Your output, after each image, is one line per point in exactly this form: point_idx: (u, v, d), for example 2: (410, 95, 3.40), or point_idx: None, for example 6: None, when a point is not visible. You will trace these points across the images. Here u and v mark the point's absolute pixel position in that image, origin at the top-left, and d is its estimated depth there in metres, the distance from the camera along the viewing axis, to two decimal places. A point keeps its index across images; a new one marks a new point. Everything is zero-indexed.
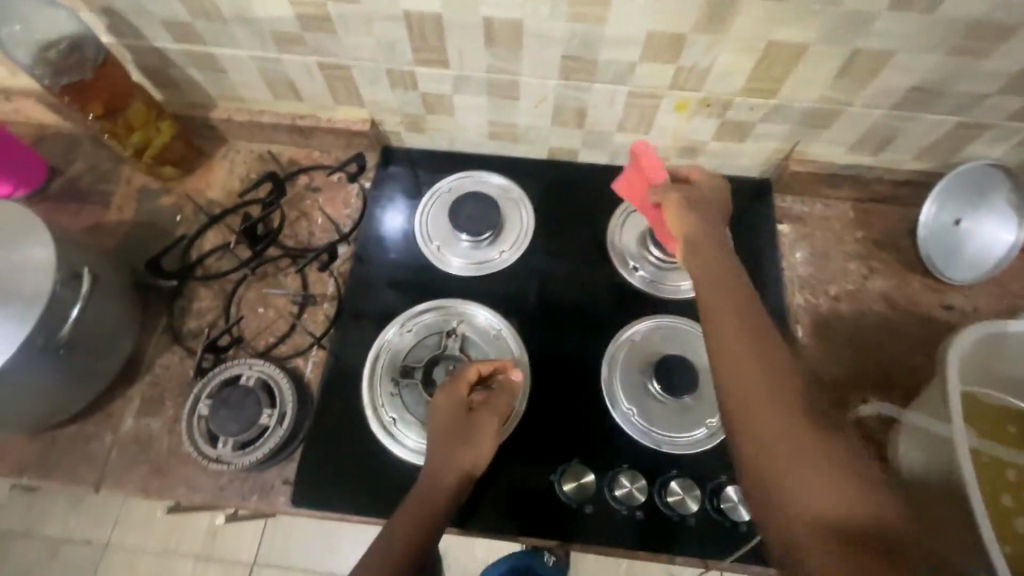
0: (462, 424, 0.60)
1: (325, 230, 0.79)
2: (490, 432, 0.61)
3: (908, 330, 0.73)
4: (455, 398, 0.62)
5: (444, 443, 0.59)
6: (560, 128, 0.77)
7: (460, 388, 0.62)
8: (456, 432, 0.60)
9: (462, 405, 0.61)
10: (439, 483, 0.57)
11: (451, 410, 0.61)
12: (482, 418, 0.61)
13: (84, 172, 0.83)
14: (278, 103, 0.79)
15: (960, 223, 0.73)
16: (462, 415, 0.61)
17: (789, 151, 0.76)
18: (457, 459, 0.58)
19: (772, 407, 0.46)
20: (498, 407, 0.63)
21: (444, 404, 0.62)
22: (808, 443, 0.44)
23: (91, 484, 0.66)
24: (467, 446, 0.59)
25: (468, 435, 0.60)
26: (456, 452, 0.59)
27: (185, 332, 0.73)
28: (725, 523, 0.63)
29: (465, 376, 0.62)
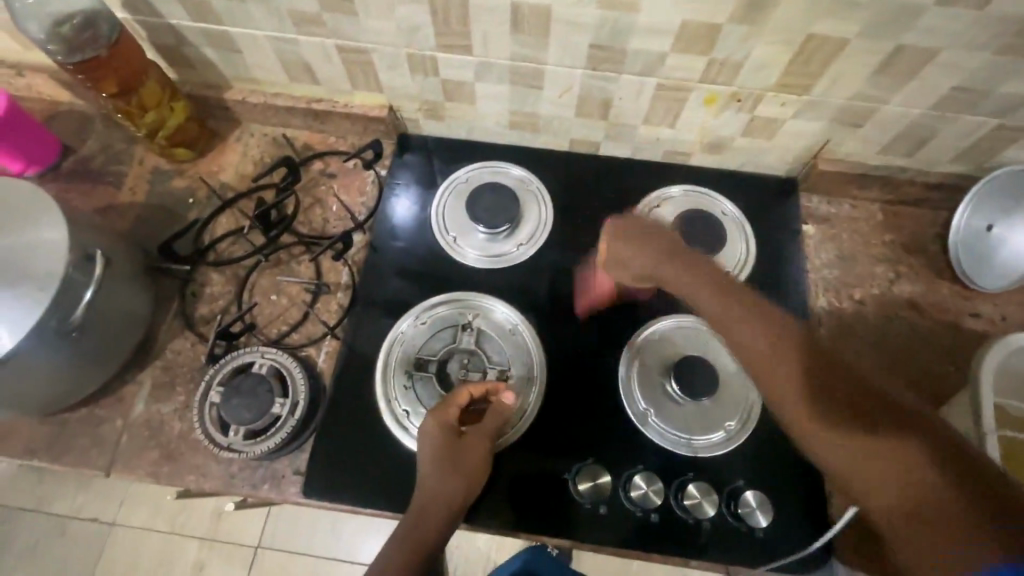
0: (453, 450, 0.60)
1: (340, 218, 0.78)
2: (478, 456, 0.61)
3: (934, 337, 0.71)
4: (444, 424, 0.60)
5: (433, 470, 0.59)
6: (583, 120, 0.74)
7: (449, 413, 0.61)
8: (446, 457, 0.59)
9: (451, 430, 0.60)
10: (432, 509, 0.57)
11: (440, 436, 0.60)
12: (472, 442, 0.61)
13: (96, 152, 0.82)
14: (294, 86, 0.78)
15: (993, 229, 0.71)
16: (453, 441, 0.60)
17: (818, 150, 0.74)
18: (445, 488, 0.58)
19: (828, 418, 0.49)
20: (489, 430, 0.62)
21: (432, 430, 0.60)
22: (873, 450, 0.46)
23: (101, 467, 0.66)
24: (458, 472, 0.59)
25: (459, 460, 0.59)
26: (447, 479, 0.59)
27: (197, 317, 0.72)
28: (741, 528, 0.62)
29: (455, 400, 0.61)
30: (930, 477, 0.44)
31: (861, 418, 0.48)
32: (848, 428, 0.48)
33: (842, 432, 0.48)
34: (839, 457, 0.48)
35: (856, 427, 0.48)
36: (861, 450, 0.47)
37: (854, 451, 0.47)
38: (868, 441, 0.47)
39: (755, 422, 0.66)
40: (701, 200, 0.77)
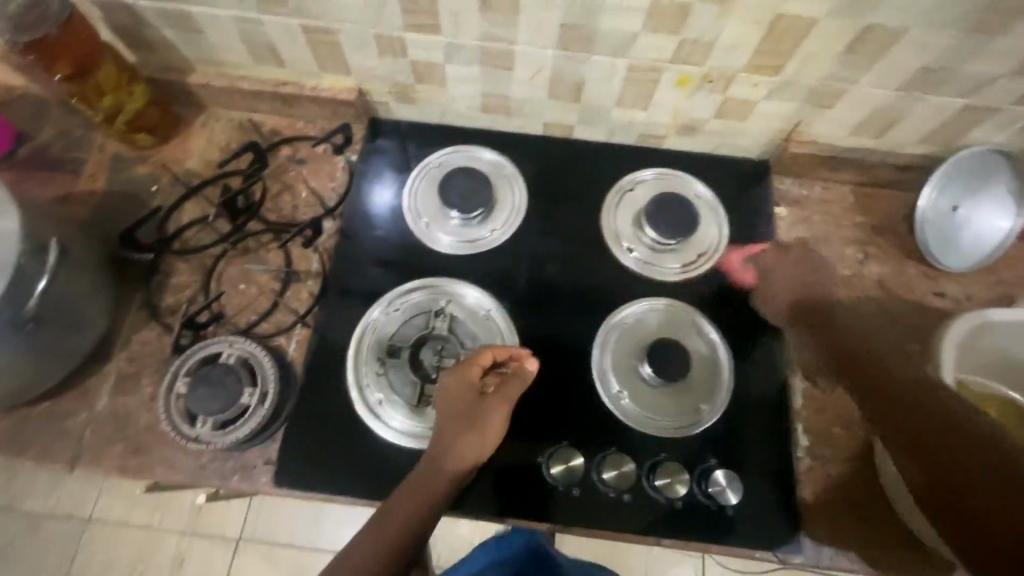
0: (472, 409, 0.60)
1: (310, 205, 0.76)
2: (498, 417, 0.61)
3: (903, 317, 0.72)
4: (466, 383, 0.61)
5: (450, 428, 0.59)
6: (556, 102, 0.74)
7: (472, 372, 0.61)
8: (466, 416, 0.60)
9: (473, 389, 0.61)
10: (440, 466, 0.58)
11: (464, 394, 0.60)
12: (493, 404, 0.61)
13: (54, 137, 0.78)
14: (260, 69, 0.75)
15: (957, 210, 0.72)
16: (473, 401, 0.60)
17: (791, 132, 0.74)
18: (459, 450, 0.59)
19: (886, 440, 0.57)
20: (511, 393, 0.62)
21: (454, 387, 0.61)
22: (908, 467, 0.53)
23: (64, 462, 0.64)
24: (474, 432, 0.59)
25: (479, 419, 0.60)
26: (466, 437, 0.59)
27: (163, 308, 0.70)
28: (712, 506, 0.63)
29: (478, 360, 0.61)
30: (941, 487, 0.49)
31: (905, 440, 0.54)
32: (895, 447, 0.55)
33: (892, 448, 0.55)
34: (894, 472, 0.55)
35: (904, 447, 0.54)
36: (903, 464, 0.54)
37: (900, 465, 0.54)
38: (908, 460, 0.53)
39: (725, 403, 0.67)
40: (674, 184, 0.77)
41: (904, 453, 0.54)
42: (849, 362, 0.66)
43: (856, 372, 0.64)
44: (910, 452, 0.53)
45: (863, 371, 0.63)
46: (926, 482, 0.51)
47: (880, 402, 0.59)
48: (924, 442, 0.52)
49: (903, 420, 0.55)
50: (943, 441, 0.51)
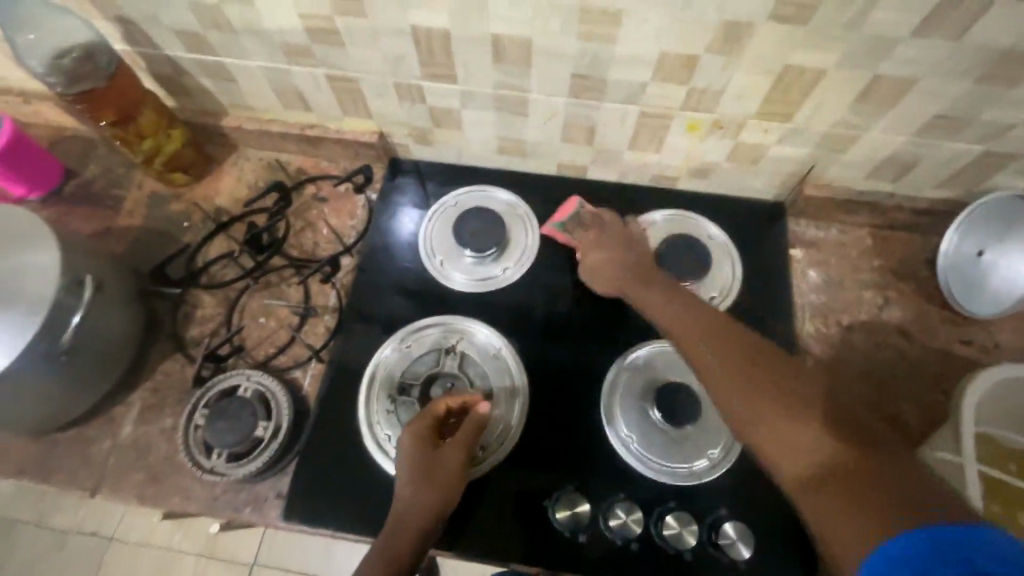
0: (428, 462, 0.60)
1: (330, 242, 0.79)
2: (456, 465, 0.60)
3: (925, 365, 0.70)
4: (420, 435, 0.61)
5: (410, 482, 0.59)
6: (569, 145, 0.75)
7: (424, 424, 0.61)
8: (423, 470, 0.59)
9: (426, 441, 0.60)
10: (405, 528, 0.57)
11: (419, 447, 0.60)
12: (448, 452, 0.60)
13: (98, 176, 0.84)
14: (287, 113, 0.80)
15: (983, 255, 0.70)
16: (429, 454, 0.60)
17: (804, 175, 0.74)
18: (420, 505, 0.58)
19: (767, 417, 0.49)
20: (467, 440, 0.61)
21: (410, 441, 0.61)
22: (811, 439, 0.46)
23: (88, 488, 0.66)
24: (433, 484, 0.59)
25: (435, 470, 0.59)
26: (421, 490, 0.59)
27: (187, 339, 0.73)
28: (722, 559, 0.61)
29: (432, 411, 0.62)
30: (844, 461, 0.43)
31: (799, 412, 0.48)
32: (789, 419, 0.48)
33: (784, 418, 0.48)
34: (775, 451, 0.48)
35: (800, 424, 0.47)
36: (802, 436, 0.47)
37: (792, 436, 0.47)
38: (805, 434, 0.46)
39: (738, 450, 0.65)
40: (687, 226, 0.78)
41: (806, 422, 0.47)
42: (698, 343, 0.57)
43: (720, 343, 0.56)
44: (811, 428, 0.46)
45: (744, 344, 0.55)
46: (825, 456, 0.44)
47: (745, 376, 0.52)
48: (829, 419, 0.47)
49: (794, 398, 0.49)
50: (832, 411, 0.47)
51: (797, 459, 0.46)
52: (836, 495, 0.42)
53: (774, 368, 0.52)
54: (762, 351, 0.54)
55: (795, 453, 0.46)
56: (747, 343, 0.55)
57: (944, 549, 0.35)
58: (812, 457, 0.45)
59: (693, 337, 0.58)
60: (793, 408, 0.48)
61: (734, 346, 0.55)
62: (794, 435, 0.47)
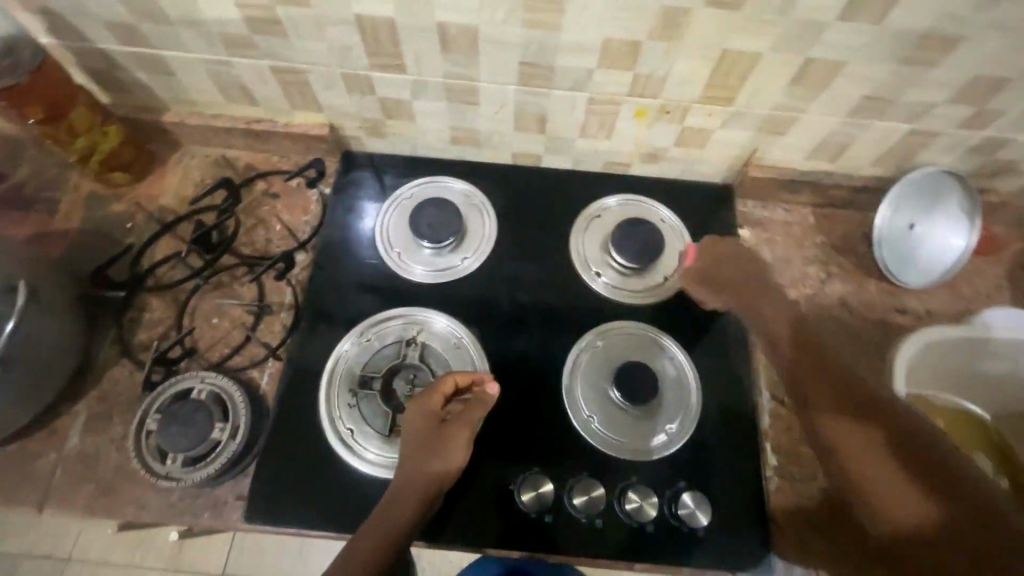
0: (433, 439, 0.60)
1: (283, 238, 0.77)
2: (461, 444, 0.61)
3: (865, 333, 0.75)
4: (428, 411, 0.62)
5: (413, 455, 0.60)
6: (522, 134, 0.76)
7: (434, 400, 0.62)
8: (428, 445, 0.60)
9: (434, 417, 0.61)
10: (403, 499, 0.58)
11: (425, 423, 0.61)
12: (453, 429, 0.61)
13: (29, 178, 0.80)
14: (233, 107, 0.77)
15: (914, 228, 0.74)
16: (434, 430, 0.61)
17: (749, 157, 0.76)
18: (421, 478, 0.59)
19: (876, 472, 0.50)
20: (472, 418, 0.62)
21: (417, 414, 0.62)
22: (889, 490, 0.49)
23: (33, 504, 0.63)
24: (435, 459, 0.60)
25: (439, 445, 0.60)
26: (425, 464, 0.59)
27: (134, 344, 0.71)
28: (683, 528, 0.63)
29: (438, 387, 0.62)
30: (957, 520, 0.45)
31: (908, 464, 0.50)
32: (896, 474, 0.49)
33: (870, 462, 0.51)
34: (886, 506, 0.49)
35: (892, 470, 0.50)
36: (912, 488, 0.48)
37: (898, 488, 0.49)
38: (918, 490, 0.48)
39: (694, 423, 0.68)
40: (640, 210, 0.79)
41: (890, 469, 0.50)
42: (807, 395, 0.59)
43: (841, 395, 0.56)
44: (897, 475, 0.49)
45: (847, 391, 0.56)
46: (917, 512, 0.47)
47: (863, 424, 0.53)
48: (941, 469, 0.48)
49: (904, 457, 0.50)
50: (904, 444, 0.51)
51: (899, 513, 0.48)
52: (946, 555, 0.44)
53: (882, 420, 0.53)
54: (869, 403, 0.55)
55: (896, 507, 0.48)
56: (820, 370, 0.59)
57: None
58: (914, 514, 0.47)
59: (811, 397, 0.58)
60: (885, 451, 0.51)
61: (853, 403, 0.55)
62: (904, 488, 0.49)
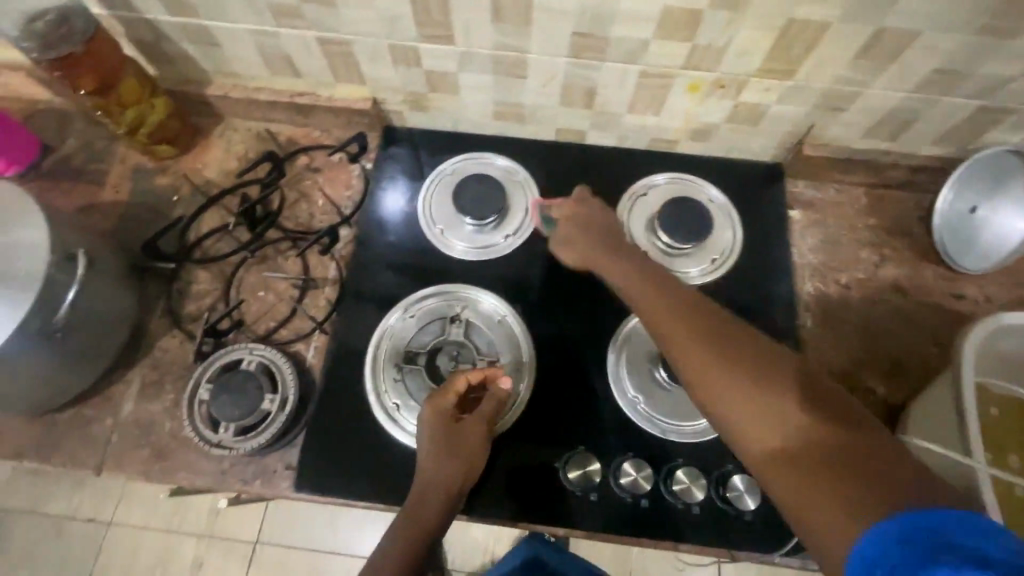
0: (450, 436, 0.60)
1: (326, 212, 0.77)
2: (478, 440, 0.61)
3: (919, 319, 0.72)
4: (441, 409, 0.61)
5: (432, 455, 0.59)
6: (568, 108, 0.74)
7: (445, 398, 0.61)
8: (445, 442, 0.60)
9: (448, 416, 0.61)
10: (428, 499, 0.57)
11: (439, 421, 0.60)
12: (471, 426, 0.61)
13: (77, 150, 0.81)
14: (276, 80, 0.77)
15: (977, 211, 0.72)
16: (451, 428, 0.60)
17: (803, 135, 0.74)
18: (442, 476, 0.58)
19: (738, 400, 0.47)
20: (488, 415, 0.62)
21: (430, 415, 0.61)
22: (766, 417, 0.45)
23: (91, 467, 0.65)
24: (457, 456, 0.59)
25: (458, 443, 0.60)
26: (443, 463, 0.59)
27: (184, 315, 0.72)
28: (730, 512, 0.63)
29: (453, 386, 0.61)
30: (821, 444, 0.42)
31: (777, 395, 0.46)
32: (763, 406, 0.46)
33: (741, 388, 0.47)
34: (757, 436, 0.45)
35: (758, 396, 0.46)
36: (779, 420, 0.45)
37: (768, 419, 0.45)
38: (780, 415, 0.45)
39: None
40: (687, 189, 0.77)
41: (766, 398, 0.46)
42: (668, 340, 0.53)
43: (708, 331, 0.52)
44: (768, 399, 0.46)
45: (699, 312, 0.54)
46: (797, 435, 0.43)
47: (717, 353, 0.50)
48: (815, 401, 0.45)
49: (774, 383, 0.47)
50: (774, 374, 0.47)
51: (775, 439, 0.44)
52: (816, 483, 0.40)
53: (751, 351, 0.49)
54: (737, 338, 0.51)
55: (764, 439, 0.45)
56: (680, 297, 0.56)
57: (938, 536, 0.33)
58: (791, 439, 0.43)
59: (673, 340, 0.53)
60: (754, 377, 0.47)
61: (716, 339, 0.51)
62: (770, 414, 0.45)
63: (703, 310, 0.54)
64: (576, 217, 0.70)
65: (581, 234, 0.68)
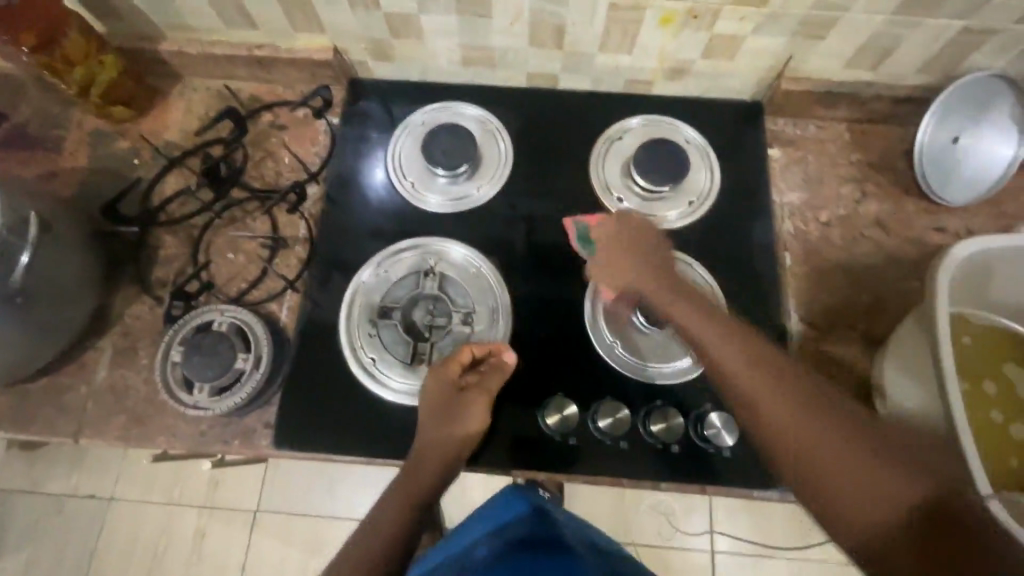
0: (451, 406, 0.59)
1: (293, 170, 0.75)
2: (478, 412, 0.60)
3: (900, 255, 0.71)
4: (444, 379, 0.60)
5: (432, 423, 0.59)
6: (538, 50, 0.72)
7: (448, 369, 0.60)
8: (444, 413, 0.59)
9: (451, 387, 0.60)
10: (424, 468, 0.58)
11: (440, 390, 0.60)
12: (472, 398, 0.60)
13: (31, 117, 0.78)
14: (232, 32, 0.73)
15: (959, 140, 0.70)
16: (452, 399, 0.60)
17: (782, 69, 0.71)
18: (442, 444, 0.58)
19: (827, 455, 0.45)
20: (490, 388, 0.61)
21: (432, 385, 0.60)
22: (859, 478, 0.43)
23: (69, 434, 0.65)
24: (454, 426, 0.59)
25: (457, 415, 0.59)
26: (444, 433, 0.59)
27: (153, 280, 0.70)
28: (709, 449, 0.63)
29: (455, 357, 0.61)
30: (915, 507, 0.41)
31: (858, 449, 0.45)
32: (854, 460, 0.44)
33: (826, 442, 0.45)
34: (849, 500, 0.43)
35: (843, 450, 0.45)
36: (882, 486, 0.43)
37: (870, 488, 0.43)
38: (872, 474, 0.43)
39: None
40: (664, 131, 0.75)
41: (853, 455, 0.44)
42: (744, 386, 0.50)
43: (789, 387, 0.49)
44: (856, 457, 0.44)
45: (761, 352, 0.51)
46: (888, 497, 0.42)
47: (796, 404, 0.47)
48: (891, 452, 0.44)
49: (853, 436, 0.45)
50: (850, 422, 0.46)
51: (871, 507, 0.43)
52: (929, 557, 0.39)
53: (821, 405, 0.47)
54: (804, 379, 0.49)
55: (867, 515, 0.43)
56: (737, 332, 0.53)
57: None
58: (884, 503, 0.42)
59: (737, 381, 0.50)
60: (829, 429, 0.46)
61: (786, 379, 0.49)
62: (861, 474, 0.44)
63: (767, 351, 0.52)
64: (616, 235, 0.65)
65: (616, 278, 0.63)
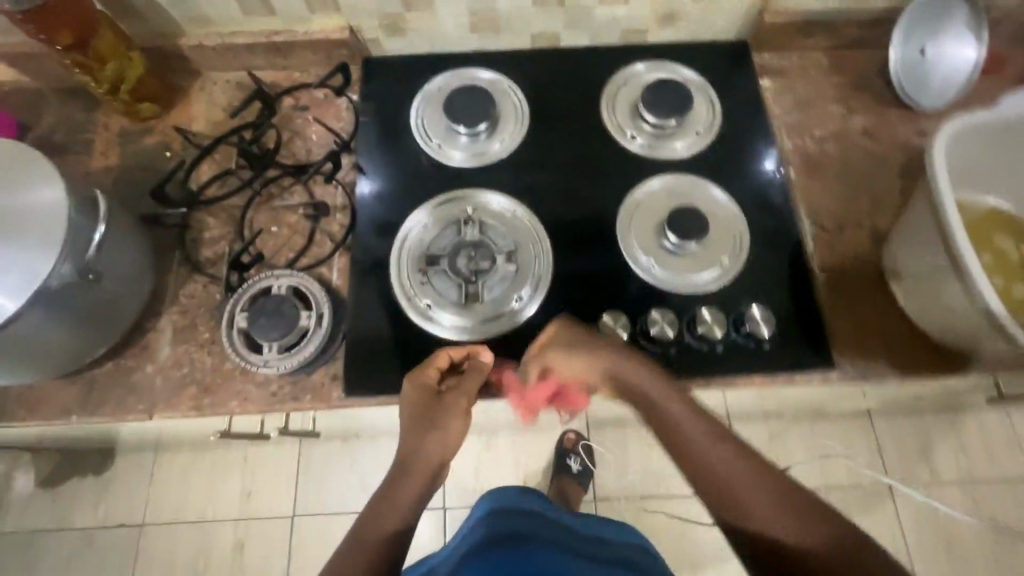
0: (433, 408, 0.61)
1: (322, 144, 0.79)
2: (460, 411, 0.61)
3: (889, 159, 0.79)
4: (422, 382, 0.62)
5: (413, 428, 0.60)
6: (541, 9, 0.78)
7: (426, 373, 0.63)
8: (426, 416, 0.61)
9: (430, 389, 0.62)
10: (408, 477, 0.58)
11: (420, 394, 0.61)
12: (450, 400, 0.61)
13: (57, 125, 0.80)
14: (251, 21, 0.77)
15: (926, 52, 0.77)
16: (432, 402, 0.61)
17: (763, 5, 0.79)
18: (423, 449, 0.59)
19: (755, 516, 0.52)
20: (471, 387, 0.63)
21: (410, 391, 0.62)
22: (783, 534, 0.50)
23: (141, 412, 0.67)
24: (432, 429, 0.60)
25: (436, 417, 0.60)
26: (423, 438, 0.59)
27: (202, 260, 0.73)
28: (750, 344, 0.68)
29: (432, 361, 0.63)
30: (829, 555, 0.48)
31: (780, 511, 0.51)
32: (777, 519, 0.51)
33: (755, 503, 0.52)
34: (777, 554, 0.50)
35: (769, 512, 0.51)
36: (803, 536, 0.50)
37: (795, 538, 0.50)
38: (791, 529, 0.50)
39: (746, 254, 0.72)
40: (664, 74, 0.81)
41: (775, 515, 0.51)
42: (688, 455, 0.56)
43: (739, 462, 0.54)
44: (778, 516, 0.51)
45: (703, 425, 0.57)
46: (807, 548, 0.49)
47: (731, 474, 0.54)
48: (808, 510, 0.51)
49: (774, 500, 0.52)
50: (771, 485, 0.53)
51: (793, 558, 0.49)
52: None
53: (752, 471, 0.54)
54: (734, 450, 0.55)
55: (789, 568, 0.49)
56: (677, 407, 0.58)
57: None
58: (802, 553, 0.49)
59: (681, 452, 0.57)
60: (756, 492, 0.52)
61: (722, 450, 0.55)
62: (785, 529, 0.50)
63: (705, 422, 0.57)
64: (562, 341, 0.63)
65: (568, 364, 0.62)
